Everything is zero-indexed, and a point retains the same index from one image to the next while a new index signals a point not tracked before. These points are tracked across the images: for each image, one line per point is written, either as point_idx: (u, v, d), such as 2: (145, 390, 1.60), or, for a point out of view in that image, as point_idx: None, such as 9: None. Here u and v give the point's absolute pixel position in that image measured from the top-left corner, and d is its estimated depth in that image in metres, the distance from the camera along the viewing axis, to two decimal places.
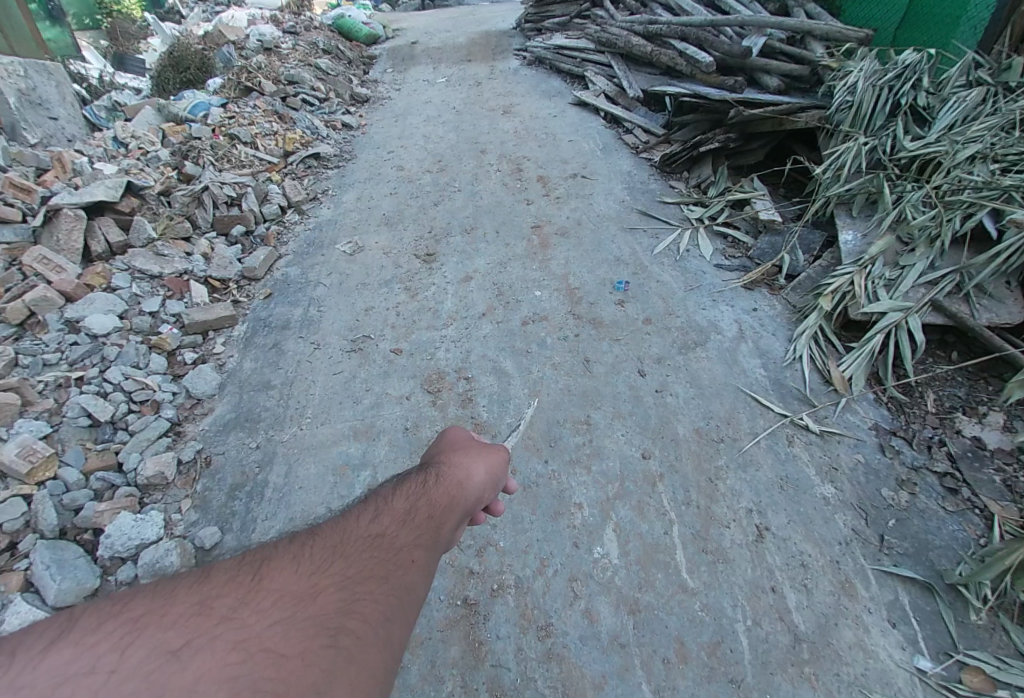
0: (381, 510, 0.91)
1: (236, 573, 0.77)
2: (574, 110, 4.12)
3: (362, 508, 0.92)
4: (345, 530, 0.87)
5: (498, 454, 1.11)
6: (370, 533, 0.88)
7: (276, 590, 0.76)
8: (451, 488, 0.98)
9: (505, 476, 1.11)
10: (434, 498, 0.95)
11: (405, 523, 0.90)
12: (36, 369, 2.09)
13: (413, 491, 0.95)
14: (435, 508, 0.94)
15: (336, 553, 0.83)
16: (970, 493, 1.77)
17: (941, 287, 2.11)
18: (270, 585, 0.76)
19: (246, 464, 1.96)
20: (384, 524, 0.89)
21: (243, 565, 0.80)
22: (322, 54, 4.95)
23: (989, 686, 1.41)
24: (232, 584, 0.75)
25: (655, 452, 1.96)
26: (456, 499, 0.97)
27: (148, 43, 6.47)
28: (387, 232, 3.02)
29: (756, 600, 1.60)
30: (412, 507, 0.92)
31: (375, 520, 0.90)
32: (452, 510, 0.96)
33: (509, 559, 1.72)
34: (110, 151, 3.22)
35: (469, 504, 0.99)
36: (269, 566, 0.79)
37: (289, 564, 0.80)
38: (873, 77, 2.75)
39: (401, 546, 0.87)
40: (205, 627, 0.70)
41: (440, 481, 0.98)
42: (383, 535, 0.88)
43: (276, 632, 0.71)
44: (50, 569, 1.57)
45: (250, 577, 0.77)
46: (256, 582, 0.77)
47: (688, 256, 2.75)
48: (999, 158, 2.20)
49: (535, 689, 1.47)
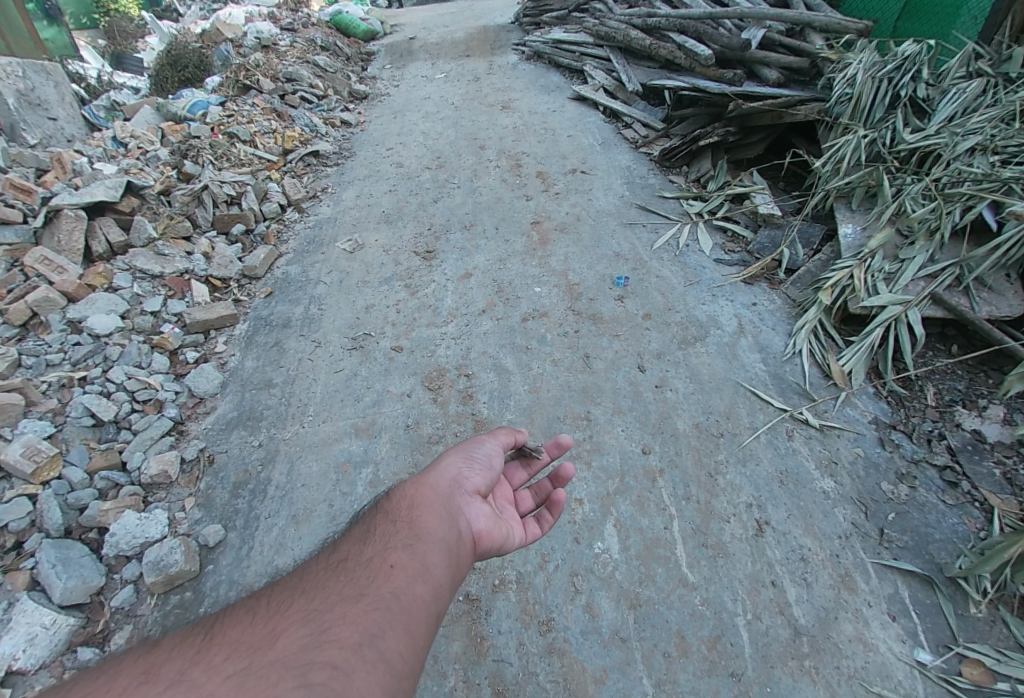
0: (342, 542, 1.06)
1: (185, 637, 0.86)
2: (573, 105, 4.10)
3: (328, 546, 1.06)
4: (310, 569, 1.00)
5: (458, 447, 1.27)
6: (335, 562, 1.01)
7: (232, 639, 0.85)
8: (409, 493, 1.13)
9: (473, 457, 1.25)
10: (393, 508, 1.11)
11: (369, 540, 1.04)
12: (40, 369, 2.11)
13: (371, 515, 1.11)
14: (395, 516, 1.09)
15: (298, 592, 0.95)
16: (970, 486, 1.78)
17: (941, 280, 2.11)
18: (224, 637, 0.86)
19: (249, 462, 1.97)
20: (347, 551, 1.03)
21: (195, 626, 0.89)
22: (320, 51, 4.94)
23: (988, 679, 1.42)
24: (182, 648, 0.84)
25: (655, 447, 1.96)
26: (418, 498, 1.12)
27: (146, 43, 6.47)
28: (387, 230, 3.02)
29: (755, 594, 1.60)
30: (370, 525, 1.08)
31: (338, 551, 1.04)
32: (417, 508, 1.10)
33: (510, 555, 1.73)
34: (109, 151, 3.23)
35: (436, 495, 1.14)
36: (222, 623, 0.89)
37: (244, 616, 0.90)
38: (872, 68, 2.73)
39: (368, 560, 1.00)
40: (154, 691, 0.78)
41: (394, 493, 1.14)
42: (347, 559, 1.01)
43: (232, 683, 0.79)
44: (56, 568, 1.59)
45: (201, 639, 0.86)
46: (208, 638, 0.86)
47: (687, 251, 2.75)
48: (998, 150, 2.19)
49: (537, 683, 1.49)
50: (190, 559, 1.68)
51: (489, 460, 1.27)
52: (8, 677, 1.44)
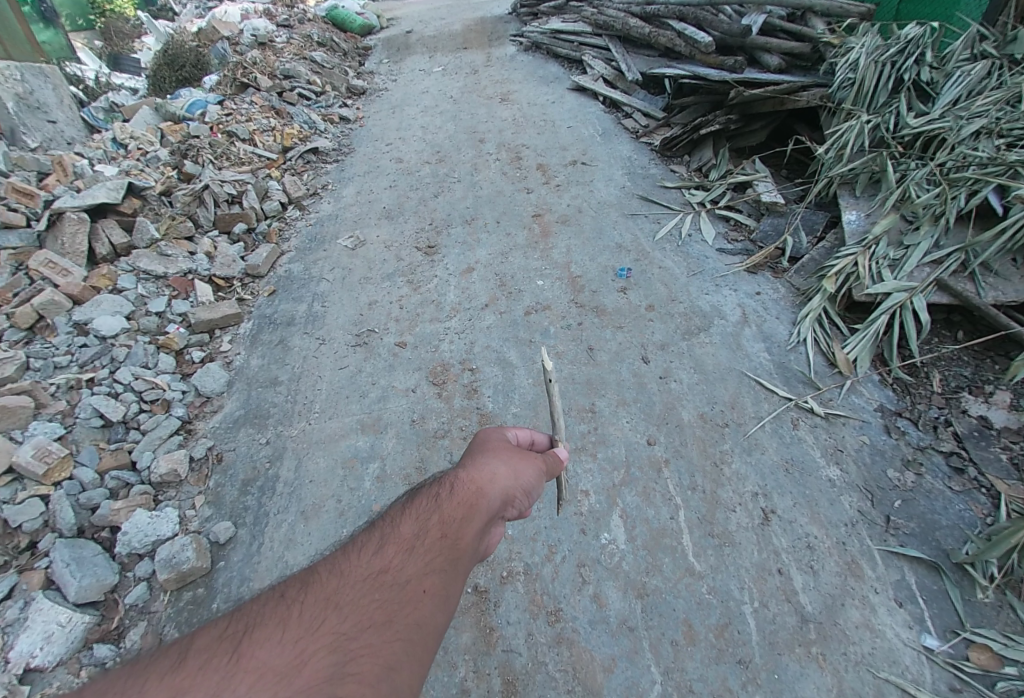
0: (386, 542, 0.90)
1: (211, 653, 0.73)
2: (572, 96, 4.07)
3: (368, 539, 0.92)
4: (345, 573, 0.86)
5: (523, 457, 1.10)
6: (372, 570, 0.87)
7: (258, 663, 0.72)
8: (467, 498, 0.97)
9: (533, 476, 1.10)
10: (447, 515, 0.95)
11: (413, 550, 0.89)
12: (48, 371, 2.13)
13: (426, 509, 0.96)
14: (448, 525, 0.94)
15: (330, 606, 0.81)
16: (977, 472, 1.77)
17: (947, 266, 2.09)
18: (251, 659, 0.73)
19: (257, 459, 1.99)
20: (387, 559, 0.88)
21: (222, 638, 0.76)
22: (317, 47, 4.91)
23: (996, 663, 1.43)
24: (207, 666, 0.71)
25: (660, 438, 1.97)
26: (474, 510, 0.96)
27: (142, 43, 6.45)
28: (388, 225, 3.02)
29: (762, 582, 1.61)
30: (422, 529, 0.92)
31: (379, 554, 0.89)
32: (471, 522, 0.95)
33: (518, 547, 1.75)
34: (110, 153, 3.24)
35: (491, 511, 0.98)
36: (251, 637, 0.75)
37: (275, 630, 0.76)
38: (874, 53, 2.70)
39: (406, 578, 0.86)
40: None
41: (455, 491, 0.98)
42: (386, 571, 0.87)
43: None
44: (70, 567, 1.62)
45: (227, 656, 0.73)
46: (235, 658, 0.73)
47: (689, 240, 2.74)
48: (1004, 133, 2.17)
49: (546, 672, 1.50)
50: (202, 556, 1.70)
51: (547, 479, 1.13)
52: (26, 674, 1.47)
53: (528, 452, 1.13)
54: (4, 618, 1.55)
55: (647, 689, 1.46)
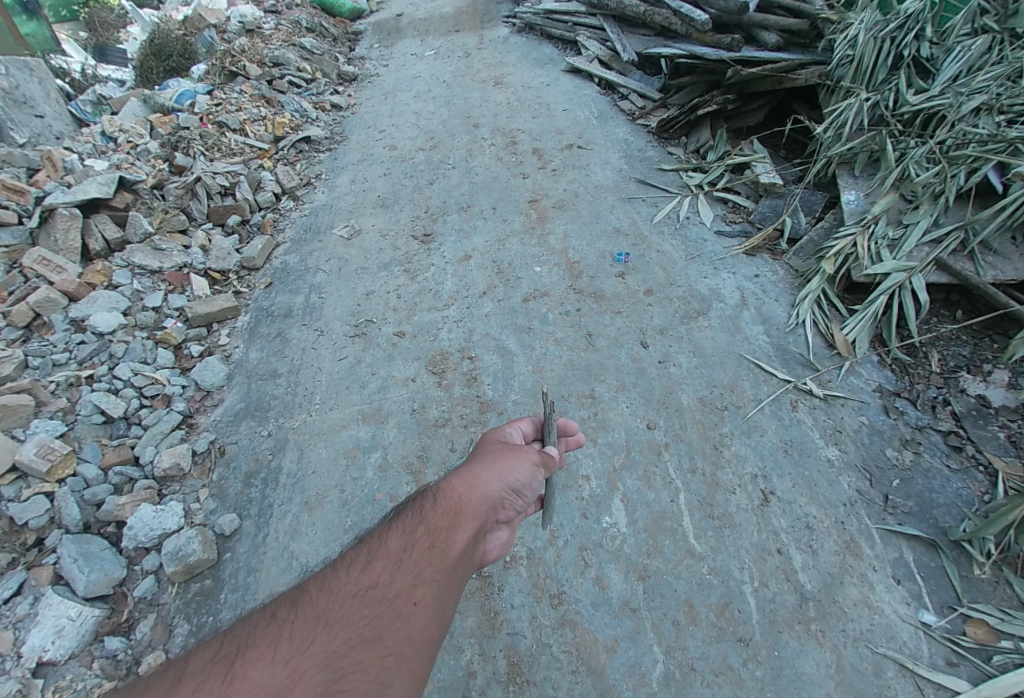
0: (373, 558, 0.99)
1: (206, 676, 0.81)
2: (567, 78, 4.00)
3: (356, 557, 1.00)
4: (333, 592, 0.93)
5: (509, 461, 1.22)
6: (361, 585, 0.94)
7: (252, 684, 0.80)
8: (451, 509, 1.08)
9: (522, 475, 1.22)
10: (433, 526, 1.04)
11: (402, 563, 0.98)
12: (47, 369, 2.12)
13: (412, 522, 1.05)
14: (434, 536, 1.03)
15: (320, 624, 0.88)
16: (975, 450, 1.79)
17: (946, 246, 2.09)
18: (244, 679, 0.81)
19: (259, 451, 2.00)
20: (375, 575, 0.96)
21: (215, 663, 0.84)
22: (306, 33, 4.81)
23: (992, 637, 1.46)
24: (202, 687, 0.79)
25: (659, 421, 1.97)
26: (458, 519, 1.07)
27: (126, 32, 6.30)
28: (383, 214, 2.99)
29: (762, 562, 1.63)
30: (409, 542, 1.01)
31: (367, 571, 0.97)
32: (456, 531, 1.05)
33: (520, 533, 1.76)
34: (99, 147, 3.18)
35: (475, 518, 1.09)
36: (244, 658, 0.83)
37: (266, 651, 0.84)
38: (873, 29, 2.64)
39: (395, 592, 0.94)
40: None
41: (438, 504, 1.08)
42: (374, 586, 0.94)
43: None
44: (78, 562, 1.64)
45: (221, 678, 0.81)
46: (228, 680, 0.81)
47: (687, 223, 2.72)
48: (1004, 110, 2.14)
49: (550, 654, 1.53)
50: (207, 548, 1.73)
51: (534, 477, 1.23)
52: (39, 668, 1.49)
53: (514, 454, 1.24)
54: (14, 614, 1.57)
55: (650, 668, 1.49)
